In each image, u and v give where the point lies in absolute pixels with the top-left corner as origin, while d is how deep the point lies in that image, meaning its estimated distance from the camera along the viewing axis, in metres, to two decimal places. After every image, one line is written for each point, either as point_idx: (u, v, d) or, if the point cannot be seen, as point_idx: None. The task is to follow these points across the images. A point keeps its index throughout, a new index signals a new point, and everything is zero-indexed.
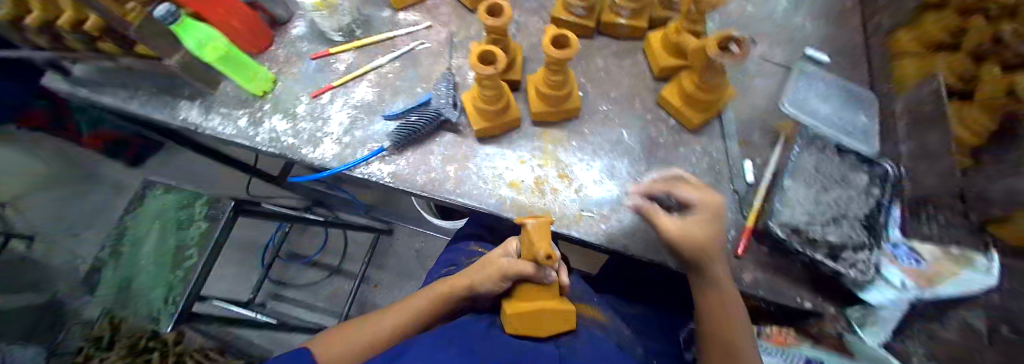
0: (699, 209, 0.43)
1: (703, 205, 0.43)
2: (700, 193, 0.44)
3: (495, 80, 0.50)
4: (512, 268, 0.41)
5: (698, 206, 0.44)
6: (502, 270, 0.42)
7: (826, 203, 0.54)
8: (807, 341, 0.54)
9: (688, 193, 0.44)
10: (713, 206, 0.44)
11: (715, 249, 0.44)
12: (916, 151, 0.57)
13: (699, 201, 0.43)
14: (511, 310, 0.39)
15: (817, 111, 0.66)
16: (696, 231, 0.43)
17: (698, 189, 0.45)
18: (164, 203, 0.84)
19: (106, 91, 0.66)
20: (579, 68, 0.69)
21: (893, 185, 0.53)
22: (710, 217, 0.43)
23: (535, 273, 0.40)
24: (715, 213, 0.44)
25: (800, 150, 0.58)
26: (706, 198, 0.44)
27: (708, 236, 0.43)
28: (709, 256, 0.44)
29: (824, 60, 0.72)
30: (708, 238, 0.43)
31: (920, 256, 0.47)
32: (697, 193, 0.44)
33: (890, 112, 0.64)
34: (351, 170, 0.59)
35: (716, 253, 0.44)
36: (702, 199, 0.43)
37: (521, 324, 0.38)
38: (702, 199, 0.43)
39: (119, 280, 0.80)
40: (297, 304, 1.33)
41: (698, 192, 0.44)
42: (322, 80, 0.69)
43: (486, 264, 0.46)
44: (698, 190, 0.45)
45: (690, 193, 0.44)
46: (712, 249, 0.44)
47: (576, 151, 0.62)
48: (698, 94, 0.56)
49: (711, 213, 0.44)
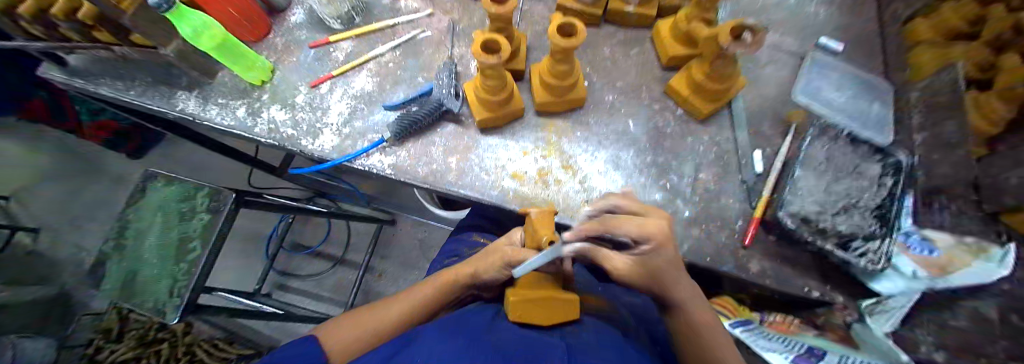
0: (646, 245, 0.34)
1: (651, 241, 0.33)
2: (644, 227, 0.33)
3: (499, 69, 0.49)
4: (516, 256, 0.41)
5: (643, 243, 0.33)
6: (505, 258, 0.42)
7: (837, 194, 0.53)
8: (811, 330, 0.53)
9: (628, 230, 0.33)
10: (659, 239, 0.33)
11: (671, 276, 0.37)
12: (929, 141, 0.57)
13: (645, 238, 0.33)
14: (511, 294, 0.38)
15: (828, 101, 0.65)
16: (646, 263, 0.36)
17: (639, 220, 0.33)
18: (165, 195, 0.84)
19: (102, 82, 0.65)
20: (585, 57, 0.67)
21: (907, 173, 0.51)
22: (660, 252, 0.34)
23: (537, 260, 0.40)
24: (664, 242, 0.34)
25: (813, 139, 0.57)
26: (654, 232, 0.33)
27: (661, 267, 0.36)
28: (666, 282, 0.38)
29: (840, 48, 0.69)
30: (659, 269, 0.36)
31: (932, 244, 0.46)
32: (637, 225, 0.33)
33: (904, 101, 0.63)
34: (352, 161, 0.58)
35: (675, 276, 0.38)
36: (648, 237, 0.33)
37: (518, 311, 0.37)
38: (647, 235, 0.33)
39: (124, 271, 0.80)
40: (304, 294, 1.34)
41: (643, 225, 0.33)
42: (321, 69, 0.67)
43: (493, 252, 0.46)
44: (642, 220, 0.33)
45: (632, 230, 0.33)
46: (670, 275, 0.38)
47: (581, 142, 0.60)
48: (709, 84, 0.55)
49: (658, 245, 0.34)
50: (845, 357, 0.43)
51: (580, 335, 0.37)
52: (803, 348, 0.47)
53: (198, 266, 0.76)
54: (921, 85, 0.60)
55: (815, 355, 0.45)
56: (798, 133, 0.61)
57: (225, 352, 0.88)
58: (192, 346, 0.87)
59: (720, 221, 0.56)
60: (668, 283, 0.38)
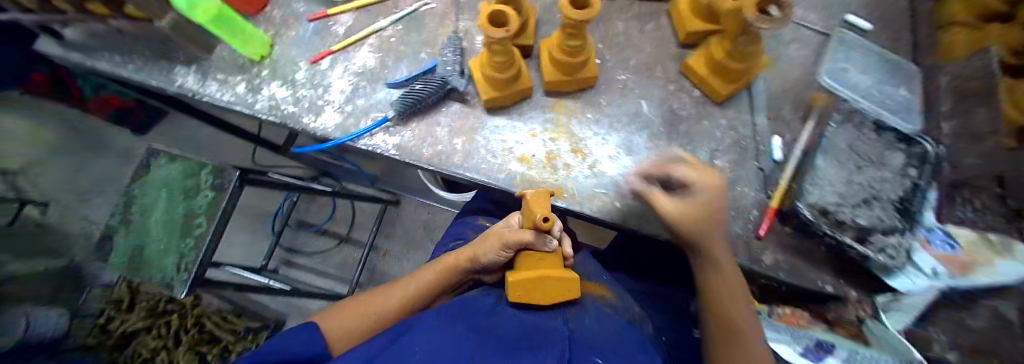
0: (693, 191, 0.41)
1: (698, 185, 0.41)
2: (697, 173, 0.42)
3: (506, 44, 0.46)
4: (514, 237, 0.39)
5: (694, 184, 0.41)
6: (502, 239, 0.41)
7: (859, 184, 0.51)
8: (820, 324, 0.51)
9: (685, 173, 0.42)
10: (706, 186, 0.41)
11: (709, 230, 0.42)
12: (959, 128, 0.53)
13: (695, 182, 0.41)
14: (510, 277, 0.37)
15: (854, 84, 0.61)
16: (693, 210, 0.41)
17: (695, 168, 0.42)
18: (170, 171, 0.83)
19: (99, 55, 0.63)
20: (598, 33, 0.63)
21: (932, 164, 0.49)
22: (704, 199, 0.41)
23: (534, 241, 0.38)
24: (714, 195, 0.41)
25: (837, 126, 0.53)
26: (704, 180, 0.41)
27: (705, 217, 0.41)
28: (708, 233, 0.42)
29: (866, 28, 0.65)
30: (709, 213, 0.42)
31: (954, 241, 0.45)
32: (693, 171, 0.42)
33: (933, 88, 0.59)
34: (355, 141, 0.57)
35: (716, 232, 0.43)
36: (698, 180, 0.41)
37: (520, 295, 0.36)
38: (699, 179, 0.41)
39: (131, 246, 0.79)
40: (310, 271, 1.36)
41: (698, 171, 0.42)
42: (321, 44, 0.64)
43: (491, 234, 0.44)
44: (698, 171, 0.42)
45: (688, 172, 0.42)
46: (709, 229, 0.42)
47: (591, 124, 0.58)
48: (728, 63, 0.51)
49: (703, 196, 0.41)
50: (854, 354, 0.44)
51: (585, 324, 0.36)
52: (811, 341, 0.48)
53: (205, 242, 0.77)
54: (952, 72, 0.57)
55: (826, 351, 0.45)
56: (820, 119, 0.59)
57: (234, 325, 0.99)
58: (201, 318, 0.98)
59: (734, 210, 0.55)
60: (707, 235, 0.43)
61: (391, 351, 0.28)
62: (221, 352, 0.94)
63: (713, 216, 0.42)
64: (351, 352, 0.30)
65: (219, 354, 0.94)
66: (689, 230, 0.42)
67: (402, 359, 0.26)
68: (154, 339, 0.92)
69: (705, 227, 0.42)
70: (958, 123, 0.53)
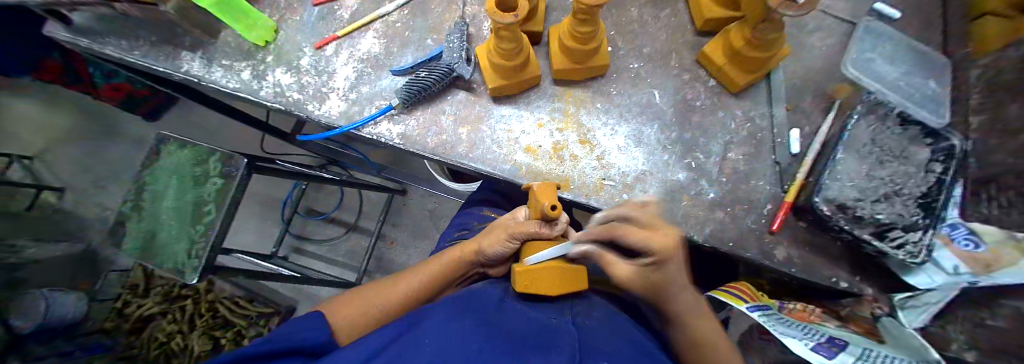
0: (650, 257, 0.35)
1: (653, 253, 0.34)
2: (649, 238, 0.34)
3: (515, 29, 0.44)
4: (521, 228, 0.40)
5: (649, 251, 0.34)
6: (509, 230, 0.41)
7: (880, 179, 0.49)
8: (832, 321, 0.49)
9: (635, 240, 0.34)
10: (668, 252, 0.34)
11: (674, 291, 0.37)
12: (989, 122, 0.50)
13: (650, 250, 0.34)
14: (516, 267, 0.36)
15: (880, 74, 0.58)
16: (651, 272, 0.36)
17: (646, 230, 0.35)
18: (180, 159, 0.84)
19: (108, 41, 0.62)
20: (610, 19, 0.61)
21: (960, 160, 0.45)
22: (662, 265, 0.35)
23: (540, 230, 0.40)
24: (671, 258, 0.34)
25: (859, 118, 0.51)
26: (660, 245, 0.34)
27: (664, 281, 0.36)
28: (671, 291, 0.37)
29: (894, 16, 0.62)
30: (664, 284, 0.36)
31: (978, 238, 0.41)
32: (644, 235, 0.34)
33: (963, 80, 0.56)
34: (359, 129, 0.56)
35: (682, 289, 0.37)
36: (651, 248, 0.34)
37: (527, 285, 0.35)
38: (651, 246, 0.34)
39: (144, 231, 0.82)
40: (318, 258, 1.38)
41: (647, 235, 0.34)
42: (325, 29, 0.63)
43: (496, 228, 0.44)
44: (649, 234, 0.34)
45: (633, 237, 0.34)
46: (675, 290, 0.37)
47: (600, 114, 0.56)
48: (748, 53, 0.49)
49: (663, 260, 0.34)
50: (867, 351, 0.40)
51: (592, 318, 0.35)
52: (823, 336, 0.44)
53: (215, 229, 0.78)
54: (984, 62, 0.53)
55: (837, 346, 0.41)
56: (842, 111, 0.56)
57: (245, 309, 1.03)
58: (216, 303, 1.04)
59: (748, 204, 0.53)
60: (671, 293, 0.37)
61: (396, 348, 0.28)
62: (235, 336, 0.99)
63: (672, 279, 0.36)
64: (357, 346, 0.30)
65: (233, 338, 0.99)
66: (654, 289, 0.37)
67: (411, 355, 0.26)
68: (170, 324, 1.00)
69: (668, 287, 0.36)
70: (989, 117, 0.50)
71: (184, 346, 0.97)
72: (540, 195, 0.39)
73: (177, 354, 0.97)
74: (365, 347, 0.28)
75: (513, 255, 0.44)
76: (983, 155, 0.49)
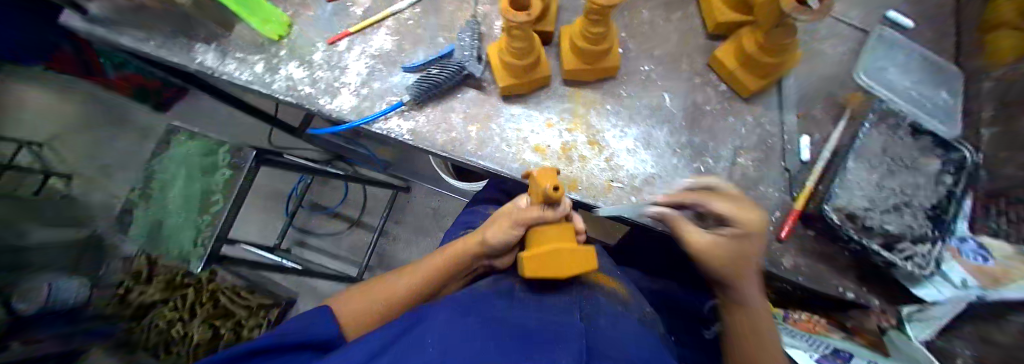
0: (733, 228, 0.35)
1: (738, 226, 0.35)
2: (739, 209, 0.35)
3: (527, 29, 0.45)
4: (523, 214, 0.39)
5: (731, 222, 0.35)
6: (511, 217, 0.40)
7: (889, 189, 0.49)
8: (838, 332, 0.49)
9: (721, 209, 0.35)
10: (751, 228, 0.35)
11: (741, 270, 0.37)
12: (1000, 135, 0.50)
13: (734, 219, 0.35)
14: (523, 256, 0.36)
15: (892, 84, 0.58)
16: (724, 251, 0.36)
17: (734, 205, 0.36)
18: (189, 150, 0.85)
19: (124, 32, 0.62)
20: (622, 21, 0.61)
21: (972, 171, 0.45)
22: (742, 238, 0.35)
23: (545, 215, 0.39)
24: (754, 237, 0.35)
25: (869, 128, 0.51)
26: (750, 217, 0.35)
27: (737, 258, 0.36)
28: (741, 273, 0.37)
29: (907, 27, 0.61)
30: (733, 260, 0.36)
31: (988, 254, 0.42)
32: (734, 207, 0.35)
33: (974, 92, 0.56)
34: (369, 124, 0.56)
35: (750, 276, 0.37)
36: (736, 219, 0.35)
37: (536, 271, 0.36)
38: (738, 216, 0.35)
39: (152, 219, 0.83)
40: (321, 252, 1.39)
41: (735, 208, 0.35)
42: (339, 25, 0.64)
43: (500, 215, 0.44)
44: (739, 205, 0.36)
45: (722, 206, 0.36)
46: (743, 268, 0.37)
47: (609, 116, 0.56)
48: (760, 58, 0.49)
49: (746, 236, 0.35)
50: None
51: (601, 325, 0.36)
52: (829, 349, 0.45)
53: (222, 220, 0.78)
54: (997, 76, 0.53)
55: None
56: (852, 120, 0.56)
57: (248, 302, 1.04)
58: (216, 292, 1.05)
59: (756, 210, 0.53)
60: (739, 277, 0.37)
61: (400, 347, 0.27)
62: (235, 325, 1.00)
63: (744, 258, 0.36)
64: (362, 342, 0.29)
65: (234, 327, 1.00)
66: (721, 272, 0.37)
67: (414, 355, 0.25)
68: (171, 311, 1.00)
69: (736, 270, 0.37)
70: (1000, 129, 0.50)
71: (184, 335, 0.98)
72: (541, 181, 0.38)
73: (176, 341, 0.96)
74: (366, 346, 0.28)
75: (515, 245, 0.43)
76: (994, 167, 0.49)
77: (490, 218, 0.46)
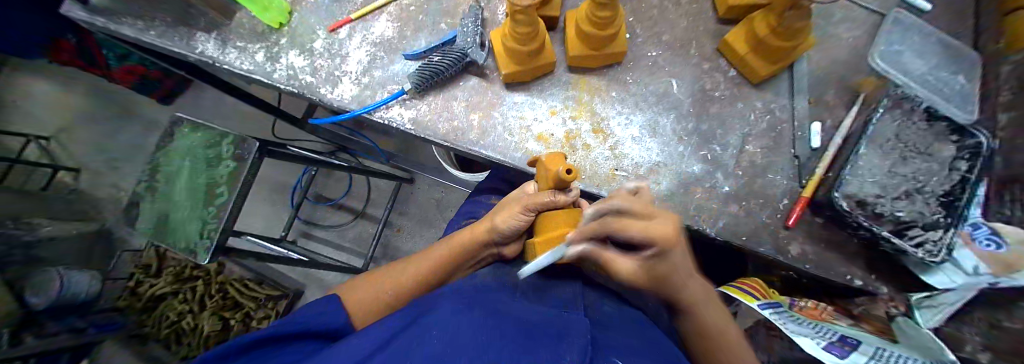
0: (652, 249, 0.28)
1: (656, 245, 0.27)
2: (650, 229, 0.27)
3: (531, 13, 0.44)
4: (535, 198, 0.39)
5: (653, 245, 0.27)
6: (523, 202, 0.40)
7: (901, 176, 0.47)
8: (845, 319, 0.48)
9: (633, 235, 0.27)
10: (672, 243, 0.27)
11: (678, 276, 0.32)
12: (1018, 120, 0.49)
13: (652, 242, 0.27)
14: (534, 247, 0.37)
15: (908, 69, 0.56)
16: (654, 264, 0.30)
17: (646, 220, 0.27)
18: (193, 141, 0.85)
19: (123, 21, 0.62)
20: (628, 6, 0.59)
21: (987, 157, 0.43)
22: (668, 255, 0.29)
23: (556, 200, 0.38)
24: (675, 245, 0.28)
25: (883, 114, 0.49)
26: (664, 234, 0.27)
27: (669, 270, 0.31)
28: (676, 279, 0.32)
29: (926, 9, 0.59)
30: (665, 274, 0.31)
31: (1001, 239, 0.38)
32: (643, 226, 0.27)
33: (993, 77, 0.54)
34: (371, 113, 0.56)
35: (686, 277, 0.32)
36: (655, 241, 0.27)
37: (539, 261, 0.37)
38: (655, 240, 0.27)
39: (159, 210, 0.84)
40: (327, 243, 1.40)
41: (648, 226, 0.27)
42: (339, 12, 0.63)
43: (512, 200, 0.44)
44: (648, 223, 0.27)
45: (634, 234, 0.27)
46: (678, 276, 0.32)
47: (615, 104, 0.55)
48: (772, 42, 0.48)
49: (667, 249, 0.28)
50: (880, 350, 0.39)
51: (603, 312, 0.37)
52: (835, 335, 0.43)
53: (227, 211, 0.79)
54: (1017, 59, 0.51)
55: (849, 345, 0.41)
56: (865, 106, 0.55)
57: (255, 292, 1.05)
58: (225, 284, 1.06)
59: (763, 198, 0.52)
60: (675, 283, 0.32)
61: (404, 336, 0.27)
62: (245, 316, 1.02)
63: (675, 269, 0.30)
64: (366, 332, 0.29)
65: (243, 318, 1.01)
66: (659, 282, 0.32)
67: (416, 346, 0.25)
68: (181, 303, 1.03)
69: (673, 277, 0.31)
70: (1018, 115, 0.49)
71: (195, 325, 1.00)
72: (551, 168, 0.37)
73: (187, 333, 1.00)
74: (372, 335, 0.28)
75: (525, 230, 0.43)
76: (1010, 153, 0.48)
77: (499, 204, 0.45)
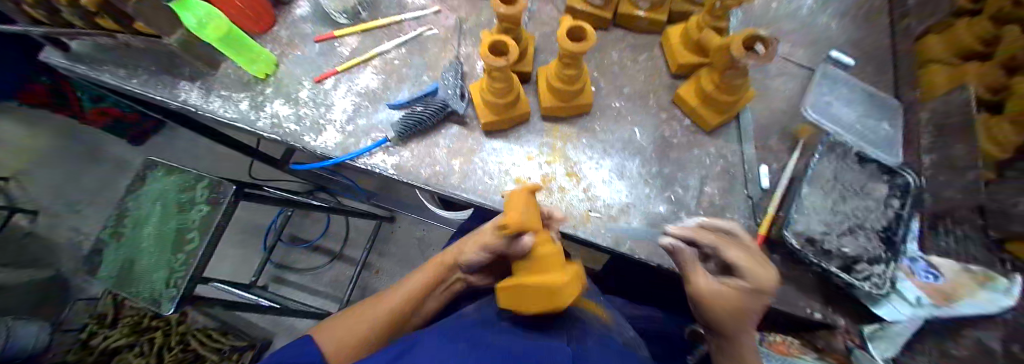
0: (747, 280, 0.36)
1: (752, 280, 0.36)
2: (754, 267, 0.36)
3: (506, 71, 0.48)
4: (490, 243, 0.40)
5: (751, 273, 0.36)
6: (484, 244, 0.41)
7: (844, 213, 0.52)
8: (810, 353, 0.52)
9: (737, 258, 0.37)
10: (772, 287, 0.36)
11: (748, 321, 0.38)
12: (938, 162, 0.56)
13: (749, 272, 0.36)
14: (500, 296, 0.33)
15: (838, 117, 0.64)
16: (742, 296, 0.36)
17: (754, 259, 0.37)
18: (165, 184, 0.84)
19: (106, 70, 0.63)
20: (593, 62, 0.66)
21: (914, 195, 0.50)
22: (754, 292, 0.36)
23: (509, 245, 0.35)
24: (770, 294, 0.36)
25: (821, 157, 0.55)
26: (764, 274, 0.36)
27: (746, 310, 0.37)
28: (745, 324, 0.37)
29: (850, 63, 0.68)
30: (738, 310, 0.37)
31: (937, 272, 0.47)
32: (748, 262, 0.37)
33: (913, 122, 0.62)
34: (354, 159, 0.58)
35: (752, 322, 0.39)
36: (754, 273, 0.36)
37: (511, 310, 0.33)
38: (756, 271, 0.36)
39: (122, 257, 0.80)
40: (300, 288, 1.34)
41: (756, 262, 0.37)
42: (325, 64, 0.66)
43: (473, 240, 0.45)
44: (753, 259, 0.37)
45: (737, 256, 0.37)
46: (752, 320, 0.38)
47: (585, 149, 0.60)
48: (719, 96, 0.54)
49: (766, 293, 0.36)
50: None
51: (589, 345, 0.37)
52: None
53: (195, 258, 0.76)
54: (931, 106, 0.60)
55: None
56: (805, 149, 0.61)
57: (219, 343, 0.98)
58: (186, 335, 0.99)
59: None
60: (747, 323, 0.38)
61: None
62: None
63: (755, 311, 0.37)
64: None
65: None
66: (738, 320, 0.37)
67: None
68: (137, 358, 0.93)
69: (750, 319, 0.37)
70: (938, 157, 0.57)
71: None
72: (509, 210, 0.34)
73: None
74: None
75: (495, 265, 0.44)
76: (936, 189, 0.55)
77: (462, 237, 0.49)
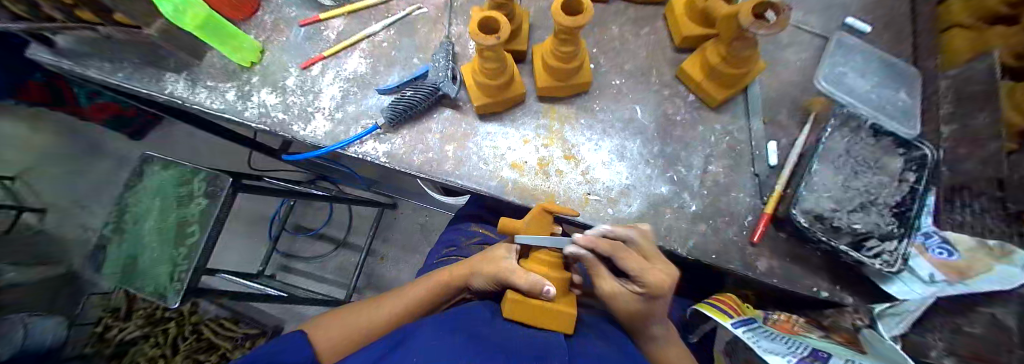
0: (642, 288, 0.36)
1: (649, 288, 0.36)
2: (651, 275, 0.36)
3: (498, 50, 0.45)
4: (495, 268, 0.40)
5: (644, 281, 0.36)
6: (493, 274, 0.40)
7: (855, 190, 0.50)
8: (816, 331, 0.49)
9: (633, 266, 0.36)
10: (660, 291, 0.36)
11: (651, 319, 0.39)
12: (958, 133, 0.53)
13: (645, 280, 0.36)
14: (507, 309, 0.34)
15: (851, 88, 0.61)
16: (640, 299, 0.37)
17: (647, 264, 0.37)
18: (163, 179, 0.83)
19: (91, 64, 0.61)
20: (591, 38, 0.63)
21: (931, 169, 0.48)
22: (650, 297, 0.37)
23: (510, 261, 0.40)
24: (664, 296, 0.37)
25: (832, 131, 0.52)
26: (656, 281, 0.36)
27: (644, 311, 0.38)
28: (645, 321, 0.39)
29: (865, 30, 0.64)
30: (639, 312, 0.38)
31: (951, 247, 0.45)
32: (646, 269, 0.37)
33: (932, 91, 0.59)
34: (345, 148, 0.56)
35: (659, 316, 0.40)
36: (651, 282, 0.36)
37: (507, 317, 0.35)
38: (648, 280, 0.36)
39: (127, 251, 0.81)
40: (307, 276, 1.36)
41: (649, 269, 0.37)
42: (311, 50, 0.64)
43: (479, 268, 0.43)
44: (647, 267, 0.37)
45: (633, 265, 0.36)
46: (653, 317, 0.39)
47: (584, 130, 0.57)
48: (726, 70, 0.51)
49: (658, 297, 0.37)
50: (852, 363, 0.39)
51: (589, 337, 0.36)
52: (805, 349, 0.43)
53: (197, 251, 0.75)
54: (952, 74, 0.56)
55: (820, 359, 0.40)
56: (816, 124, 0.58)
57: (232, 331, 1.01)
58: (200, 325, 1.02)
59: (728, 216, 0.54)
60: (650, 319, 0.39)
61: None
62: (221, 358, 0.97)
63: (653, 311, 0.38)
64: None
65: (219, 360, 0.96)
66: (635, 318, 0.39)
67: None
68: (152, 348, 0.97)
69: (648, 316, 0.38)
70: (957, 128, 0.53)
71: None
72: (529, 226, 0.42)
73: None
74: None
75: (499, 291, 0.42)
76: (954, 163, 0.53)
77: (477, 255, 0.45)
